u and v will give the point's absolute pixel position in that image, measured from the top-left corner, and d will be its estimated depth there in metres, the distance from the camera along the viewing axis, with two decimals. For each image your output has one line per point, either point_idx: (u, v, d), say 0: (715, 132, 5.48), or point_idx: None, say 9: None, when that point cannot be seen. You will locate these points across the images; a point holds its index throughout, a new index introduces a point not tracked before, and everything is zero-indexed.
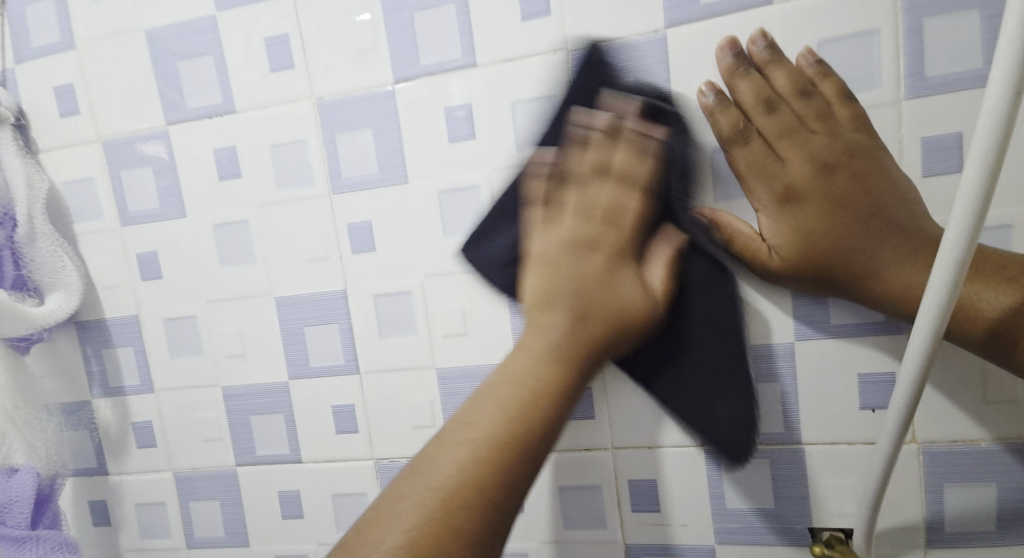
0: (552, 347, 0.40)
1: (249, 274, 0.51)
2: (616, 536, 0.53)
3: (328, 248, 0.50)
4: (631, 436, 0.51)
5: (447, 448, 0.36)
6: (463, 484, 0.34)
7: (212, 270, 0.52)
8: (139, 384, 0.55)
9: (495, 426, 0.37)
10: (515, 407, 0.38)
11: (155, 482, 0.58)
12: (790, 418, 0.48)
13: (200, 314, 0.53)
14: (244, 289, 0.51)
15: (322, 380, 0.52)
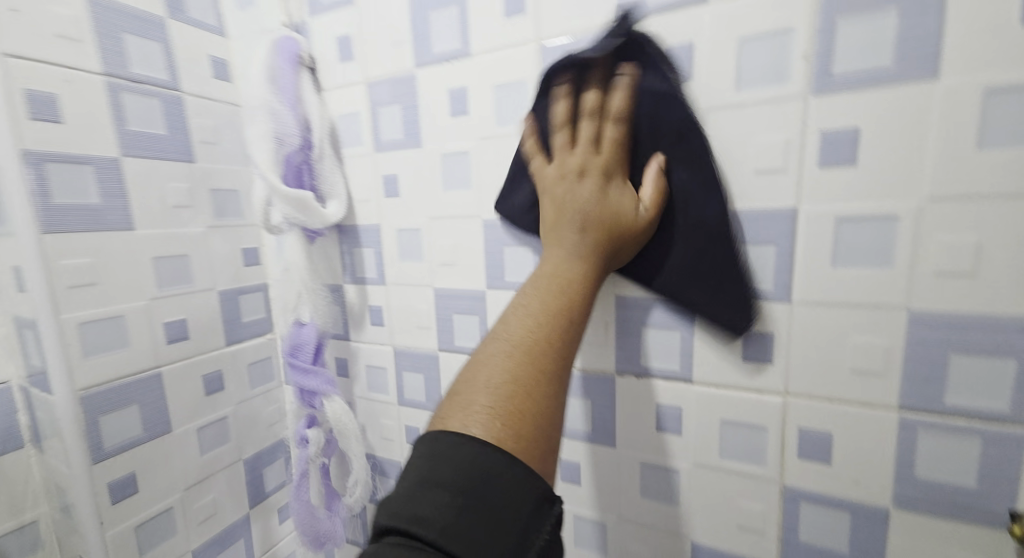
0: (560, 266, 0.46)
1: (462, 197, 0.60)
2: (774, 474, 0.57)
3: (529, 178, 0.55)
4: (810, 386, 0.52)
5: (488, 350, 0.43)
6: (507, 375, 0.41)
7: (436, 192, 0.61)
8: (375, 276, 0.70)
9: (523, 330, 0.43)
10: (540, 315, 0.44)
11: (380, 351, 0.75)
12: (1022, 397, 0.45)
13: (421, 227, 0.64)
14: (457, 209, 0.61)
15: (511, 292, 0.60)
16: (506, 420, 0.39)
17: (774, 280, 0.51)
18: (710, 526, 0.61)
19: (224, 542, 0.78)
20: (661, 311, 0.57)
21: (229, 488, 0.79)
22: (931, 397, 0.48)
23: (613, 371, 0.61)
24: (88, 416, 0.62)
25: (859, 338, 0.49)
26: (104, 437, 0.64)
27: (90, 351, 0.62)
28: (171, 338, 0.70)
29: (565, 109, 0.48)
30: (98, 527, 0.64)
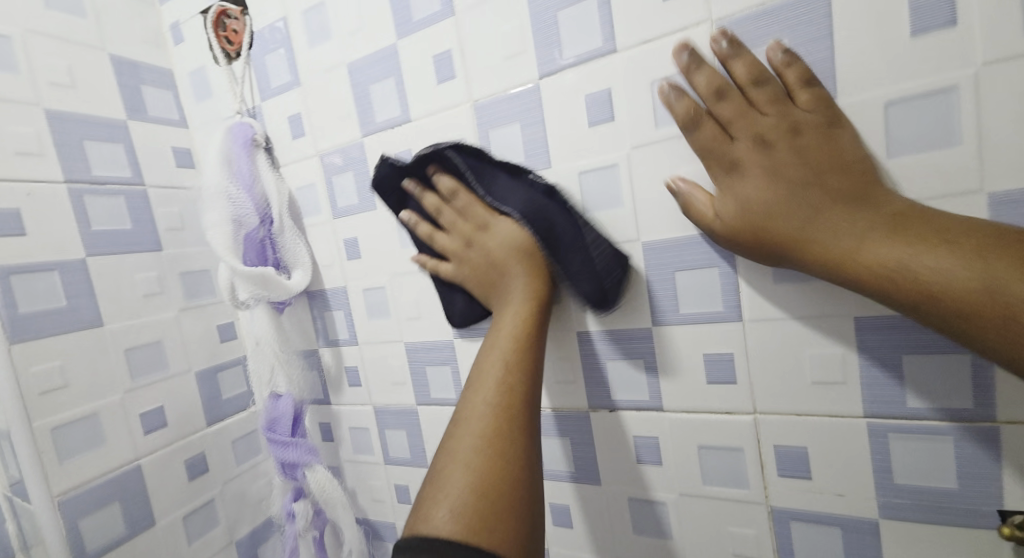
0: (505, 343, 0.50)
1: None
2: (758, 496, 0.57)
3: None
4: (776, 403, 0.53)
5: (460, 437, 0.45)
6: (478, 455, 0.43)
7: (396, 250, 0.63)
8: (347, 337, 0.71)
9: (483, 410, 0.46)
10: (495, 391, 0.47)
11: (360, 412, 0.75)
12: (985, 392, 0.46)
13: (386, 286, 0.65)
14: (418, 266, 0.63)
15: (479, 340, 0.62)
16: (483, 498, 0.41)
17: (724, 299, 0.52)
18: (705, 556, 0.60)
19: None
20: (622, 342, 0.58)
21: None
22: (895, 403, 0.49)
23: (587, 407, 0.62)
24: (67, 522, 0.61)
25: (814, 349, 0.50)
26: (85, 541, 0.63)
27: (64, 455, 0.61)
28: (149, 427, 0.69)
29: (429, 198, 0.57)
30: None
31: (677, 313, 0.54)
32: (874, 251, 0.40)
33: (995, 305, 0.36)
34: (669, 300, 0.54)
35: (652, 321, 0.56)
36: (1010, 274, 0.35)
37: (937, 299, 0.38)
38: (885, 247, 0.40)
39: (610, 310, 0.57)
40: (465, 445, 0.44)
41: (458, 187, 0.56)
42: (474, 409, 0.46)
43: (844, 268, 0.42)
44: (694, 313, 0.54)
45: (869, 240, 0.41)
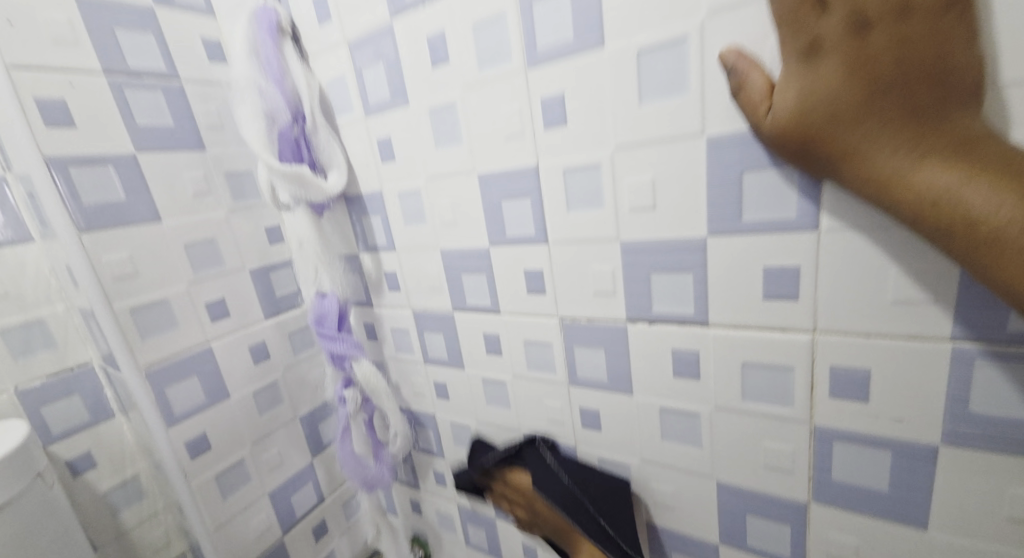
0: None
1: (457, 153, 0.58)
2: (801, 414, 0.55)
3: (523, 124, 0.53)
4: (843, 319, 0.49)
5: None
6: None
7: (429, 150, 0.60)
8: (385, 243, 0.70)
9: None
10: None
11: (399, 314, 0.76)
12: None
13: (422, 190, 0.63)
14: (454, 167, 0.59)
15: (517, 247, 0.60)
16: None
17: (800, 204, 0.45)
18: (737, 466, 0.60)
19: (292, 489, 0.85)
20: (669, 252, 0.52)
21: (288, 443, 0.83)
22: (995, 327, 0.44)
23: (624, 319, 0.59)
24: (154, 387, 0.67)
25: (899, 265, 0.45)
26: (173, 405, 0.68)
27: (145, 331, 0.65)
28: (215, 315, 0.72)
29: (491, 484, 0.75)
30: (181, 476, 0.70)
31: (739, 222, 0.48)
32: (931, 174, 0.36)
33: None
34: (729, 212, 0.48)
35: (710, 231, 0.49)
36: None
37: (980, 237, 0.35)
38: (944, 172, 0.35)
39: (660, 218, 0.51)
40: None
41: (505, 474, 0.73)
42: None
43: (887, 187, 0.38)
44: (760, 221, 0.47)
45: (930, 162, 0.36)
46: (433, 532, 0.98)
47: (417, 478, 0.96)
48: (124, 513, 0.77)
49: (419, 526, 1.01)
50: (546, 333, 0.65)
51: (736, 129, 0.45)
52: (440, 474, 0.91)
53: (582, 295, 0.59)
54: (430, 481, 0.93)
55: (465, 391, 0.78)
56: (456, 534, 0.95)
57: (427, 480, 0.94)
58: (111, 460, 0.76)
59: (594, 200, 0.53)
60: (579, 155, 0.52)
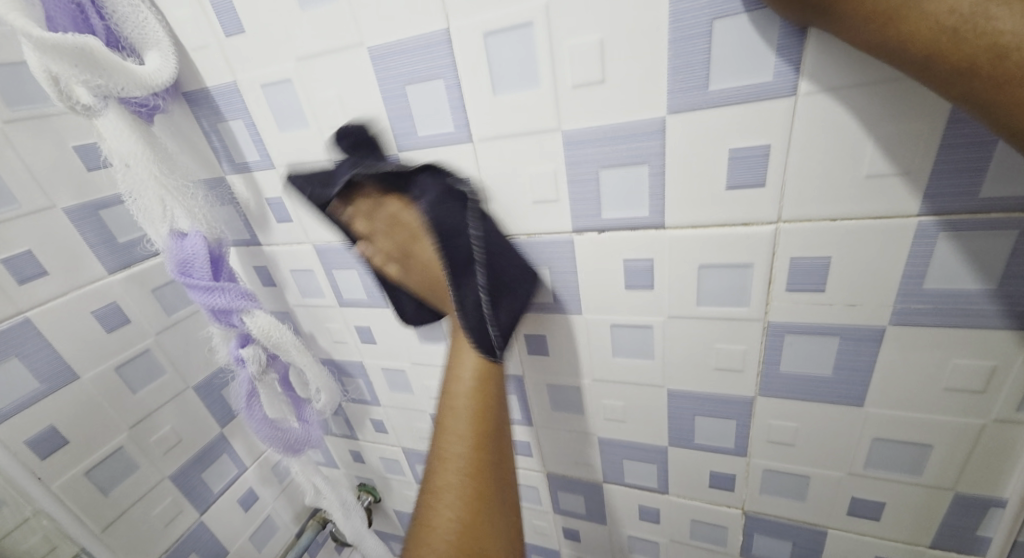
0: (461, 394, 0.49)
1: (333, 15, 0.44)
2: (756, 313, 0.50)
3: None
4: (808, 207, 0.42)
5: (448, 462, 0.49)
6: (464, 475, 0.49)
7: (294, 16, 0.45)
8: (259, 159, 0.55)
9: (463, 455, 0.49)
10: (474, 448, 0.49)
11: (300, 252, 0.63)
12: None
13: (292, 78, 0.48)
14: (331, 39, 0.45)
15: (434, 149, 0.48)
16: (471, 526, 0.48)
17: (780, 62, 0.38)
18: (692, 376, 0.56)
19: (204, 465, 0.73)
20: (617, 141, 0.43)
21: (185, 415, 0.70)
22: (966, 194, 0.39)
23: (570, 231, 0.50)
24: None
25: (878, 134, 0.38)
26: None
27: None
28: (23, 276, 0.54)
29: (386, 212, 0.47)
30: (35, 482, 0.57)
31: (706, 92, 0.39)
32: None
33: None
34: (698, 78, 0.39)
35: (670, 107, 0.40)
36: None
37: (1003, 71, 0.28)
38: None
39: (616, 93, 0.41)
40: (456, 467, 0.49)
41: (385, 198, 0.47)
42: (451, 477, 0.49)
43: (896, 22, 0.30)
44: (733, 88, 0.39)
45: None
46: (380, 477, 0.92)
47: (354, 429, 0.86)
48: None
49: (364, 475, 0.94)
50: None
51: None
52: (379, 423, 0.82)
53: (519, 204, 0.49)
54: (369, 431, 0.85)
55: (397, 332, 0.67)
56: (407, 478, 0.88)
57: (364, 429, 0.85)
58: None
59: (527, 75, 0.42)
60: (498, 9, 0.40)
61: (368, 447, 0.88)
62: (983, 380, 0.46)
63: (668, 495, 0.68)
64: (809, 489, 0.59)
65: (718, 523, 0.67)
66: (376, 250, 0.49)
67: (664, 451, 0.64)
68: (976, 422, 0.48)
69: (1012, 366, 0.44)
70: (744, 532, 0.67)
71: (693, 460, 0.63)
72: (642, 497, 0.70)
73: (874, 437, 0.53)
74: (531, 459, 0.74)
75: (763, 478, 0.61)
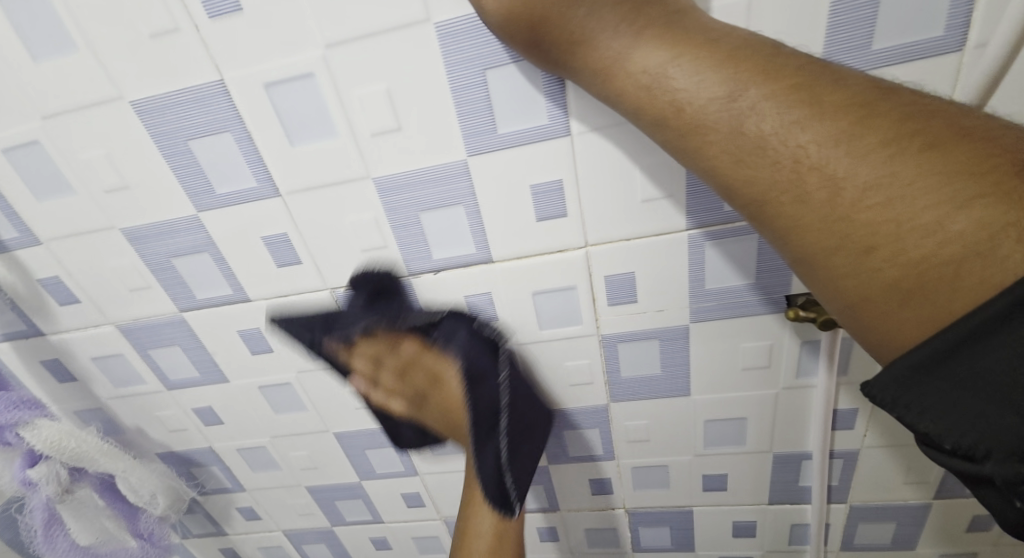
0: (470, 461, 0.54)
1: (79, 71, 0.40)
2: (590, 327, 0.53)
3: (176, 16, 0.38)
4: (609, 230, 0.47)
5: (480, 516, 0.55)
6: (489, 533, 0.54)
7: (30, 74, 0.40)
8: (18, 235, 0.48)
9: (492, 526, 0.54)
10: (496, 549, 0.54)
11: (99, 336, 0.55)
12: None
13: (42, 139, 0.43)
14: (84, 97, 0.41)
15: (238, 205, 0.45)
16: (498, 544, 0.54)
17: (551, 106, 0.41)
18: (550, 395, 0.59)
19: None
20: (427, 184, 0.44)
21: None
22: (714, 209, 0.46)
23: (407, 274, 0.50)
24: None
25: (642, 164, 0.44)
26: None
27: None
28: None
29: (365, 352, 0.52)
30: None
31: (496, 135, 0.42)
32: (642, 59, 0.32)
33: (732, 127, 0.29)
34: (485, 122, 0.42)
35: (469, 150, 0.43)
36: (753, 90, 0.29)
37: (684, 123, 0.31)
38: (652, 53, 0.32)
39: (414, 138, 0.42)
40: (484, 523, 0.55)
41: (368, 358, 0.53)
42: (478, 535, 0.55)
43: (612, 79, 0.33)
44: (518, 131, 0.42)
45: (643, 44, 0.32)
46: None
47: (217, 525, 0.75)
48: None
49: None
50: (323, 313, 0.53)
51: (466, 19, 0.37)
52: (246, 510, 0.73)
53: (348, 253, 0.48)
54: (235, 523, 0.74)
55: (242, 406, 0.61)
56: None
57: (227, 522, 0.74)
58: None
59: (321, 126, 0.42)
60: (272, 61, 0.39)
61: (238, 541, 0.77)
62: (766, 356, 0.54)
63: (560, 511, 0.69)
64: (672, 477, 0.65)
65: (611, 526, 0.70)
66: (395, 396, 0.56)
67: (546, 471, 0.66)
68: (769, 391, 0.56)
69: (783, 342, 0.53)
70: (635, 529, 0.70)
71: (575, 474, 0.65)
72: (538, 518, 0.70)
73: (706, 419, 0.59)
74: (423, 509, 0.70)
75: (636, 476, 0.65)
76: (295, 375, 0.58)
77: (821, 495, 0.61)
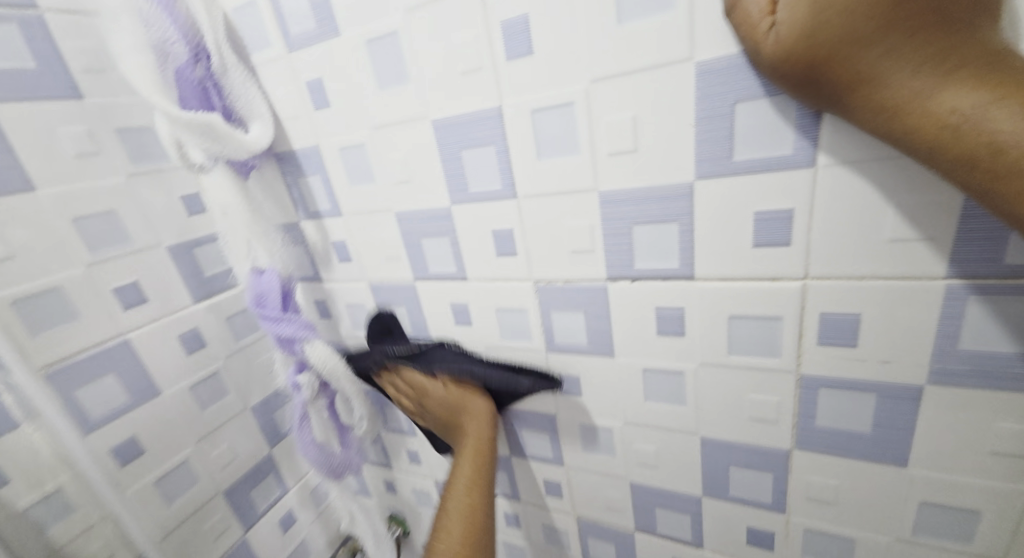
0: (469, 475, 0.58)
1: (404, 95, 0.52)
2: (789, 364, 0.52)
3: (481, 56, 0.47)
4: (838, 265, 0.46)
5: (455, 495, 0.57)
6: (475, 483, 0.57)
7: (371, 93, 0.54)
8: (329, 208, 0.64)
9: (467, 480, 0.58)
10: (476, 478, 0.58)
11: (354, 288, 0.70)
12: None
13: (366, 143, 0.57)
14: (399, 113, 0.53)
15: (480, 204, 0.55)
16: (469, 537, 0.54)
17: (797, 140, 0.42)
18: (722, 423, 0.58)
19: (251, 485, 0.78)
20: (645, 202, 0.48)
21: (242, 434, 0.76)
22: (989, 261, 0.42)
23: (604, 278, 0.55)
24: (61, 392, 0.58)
25: (899, 203, 0.42)
26: (87, 409, 0.60)
27: (39, 327, 0.56)
28: (128, 302, 0.63)
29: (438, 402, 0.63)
30: (111, 486, 0.63)
31: (730, 162, 0.44)
32: (952, 99, 0.32)
33: None
34: (721, 151, 0.44)
35: (698, 173, 0.45)
36: None
37: (1006, 169, 0.32)
38: (970, 95, 0.32)
39: (646, 159, 0.46)
40: (456, 510, 0.56)
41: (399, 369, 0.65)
42: (455, 498, 0.57)
43: (904, 116, 0.34)
44: (750, 159, 0.44)
45: (958, 87, 0.32)
46: (414, 510, 0.94)
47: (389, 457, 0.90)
48: (52, 531, 0.59)
49: (396, 505, 0.96)
50: (523, 301, 0.60)
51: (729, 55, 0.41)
52: (413, 453, 0.86)
53: (559, 254, 0.55)
54: (403, 461, 0.88)
55: None
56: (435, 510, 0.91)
57: (398, 458, 0.89)
58: (26, 473, 0.57)
59: (568, 144, 0.48)
60: (546, 93, 0.47)
61: (400, 478, 0.91)
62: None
63: (705, 550, 0.67)
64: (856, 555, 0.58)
65: None
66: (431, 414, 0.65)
67: (698, 502, 0.65)
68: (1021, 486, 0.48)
69: None
70: None
71: (727, 512, 0.63)
72: (674, 547, 0.69)
73: (921, 500, 0.52)
74: (561, 499, 0.75)
75: (806, 538, 0.60)
76: (484, 350, 0.66)
77: None
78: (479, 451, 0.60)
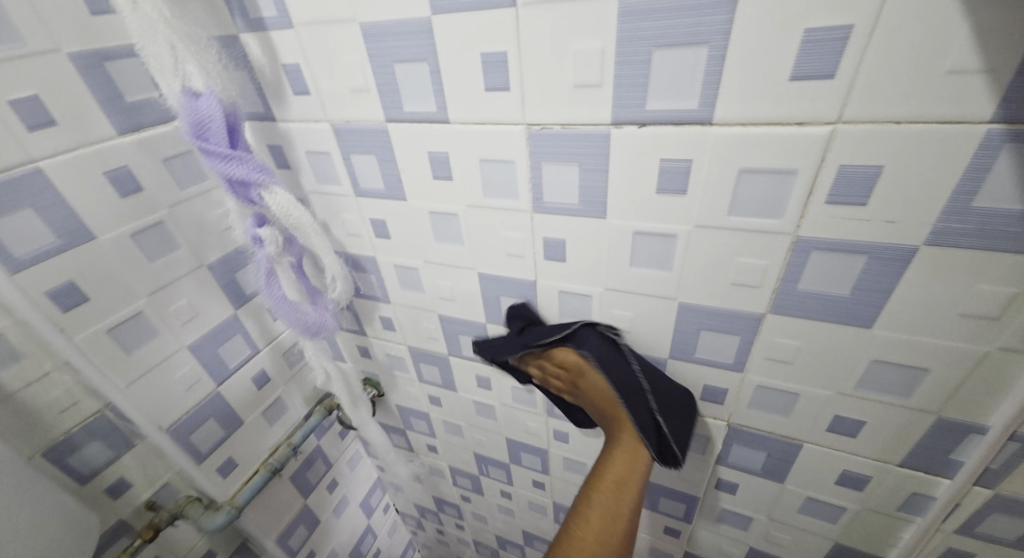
0: (622, 485, 0.59)
1: None
2: (788, 227, 0.48)
3: None
4: (878, 105, 0.40)
5: (599, 495, 0.59)
6: (624, 495, 0.59)
7: None
8: (277, 17, 0.53)
9: (612, 496, 0.59)
10: (621, 487, 0.59)
11: (315, 131, 0.60)
12: None
13: None
14: None
15: (468, 14, 0.46)
16: (605, 537, 0.58)
17: None
18: (703, 289, 0.55)
19: (217, 342, 0.74)
20: (677, 12, 0.41)
21: (200, 289, 0.70)
22: None
23: (608, 123, 0.48)
24: None
25: (974, 21, 0.36)
26: (9, 246, 0.53)
27: None
28: (33, 123, 0.52)
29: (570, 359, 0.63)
30: (57, 332, 0.58)
31: None
32: None
33: None
34: None
35: None
36: None
37: None
38: None
39: None
40: (598, 515, 0.59)
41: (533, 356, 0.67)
42: (595, 503, 0.59)
43: None
44: None
45: None
46: (385, 373, 0.94)
47: (362, 325, 0.87)
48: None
49: (370, 369, 0.96)
50: (509, 149, 0.53)
51: None
52: (387, 319, 0.83)
53: (559, 84, 0.47)
54: (376, 327, 0.86)
55: (409, 226, 0.66)
56: (409, 373, 0.91)
57: (371, 325, 0.86)
58: None
59: None
60: None
61: (375, 343, 0.89)
62: (1000, 307, 0.45)
63: None
64: (797, 406, 0.60)
65: (704, 433, 0.69)
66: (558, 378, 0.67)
67: (662, 362, 0.64)
68: (981, 348, 0.48)
69: None
70: (730, 441, 0.68)
71: (688, 374, 0.64)
72: None
73: (875, 358, 0.52)
74: None
75: (755, 392, 0.61)
76: (463, 209, 0.60)
77: (971, 473, 0.55)
78: (630, 459, 0.60)
